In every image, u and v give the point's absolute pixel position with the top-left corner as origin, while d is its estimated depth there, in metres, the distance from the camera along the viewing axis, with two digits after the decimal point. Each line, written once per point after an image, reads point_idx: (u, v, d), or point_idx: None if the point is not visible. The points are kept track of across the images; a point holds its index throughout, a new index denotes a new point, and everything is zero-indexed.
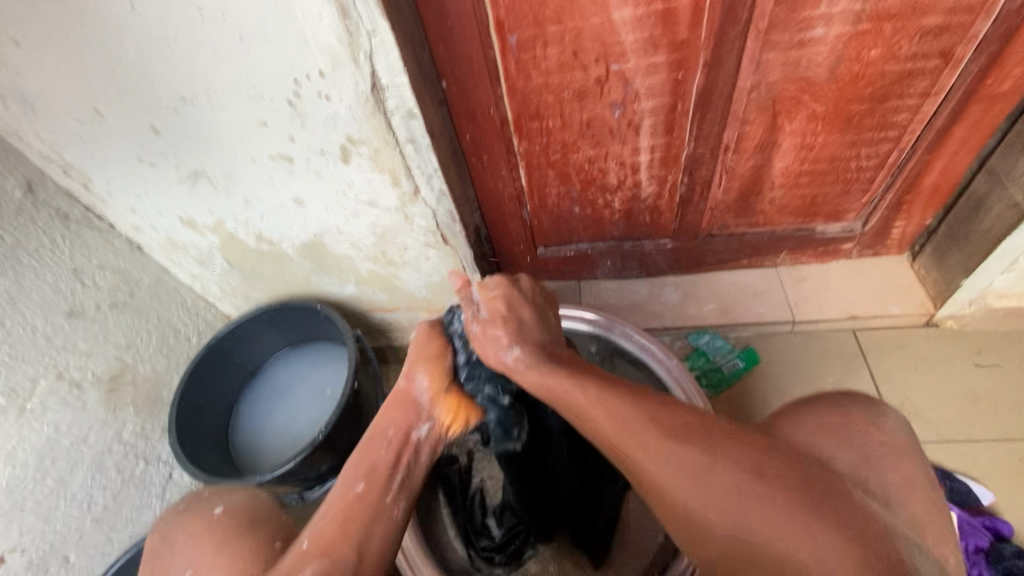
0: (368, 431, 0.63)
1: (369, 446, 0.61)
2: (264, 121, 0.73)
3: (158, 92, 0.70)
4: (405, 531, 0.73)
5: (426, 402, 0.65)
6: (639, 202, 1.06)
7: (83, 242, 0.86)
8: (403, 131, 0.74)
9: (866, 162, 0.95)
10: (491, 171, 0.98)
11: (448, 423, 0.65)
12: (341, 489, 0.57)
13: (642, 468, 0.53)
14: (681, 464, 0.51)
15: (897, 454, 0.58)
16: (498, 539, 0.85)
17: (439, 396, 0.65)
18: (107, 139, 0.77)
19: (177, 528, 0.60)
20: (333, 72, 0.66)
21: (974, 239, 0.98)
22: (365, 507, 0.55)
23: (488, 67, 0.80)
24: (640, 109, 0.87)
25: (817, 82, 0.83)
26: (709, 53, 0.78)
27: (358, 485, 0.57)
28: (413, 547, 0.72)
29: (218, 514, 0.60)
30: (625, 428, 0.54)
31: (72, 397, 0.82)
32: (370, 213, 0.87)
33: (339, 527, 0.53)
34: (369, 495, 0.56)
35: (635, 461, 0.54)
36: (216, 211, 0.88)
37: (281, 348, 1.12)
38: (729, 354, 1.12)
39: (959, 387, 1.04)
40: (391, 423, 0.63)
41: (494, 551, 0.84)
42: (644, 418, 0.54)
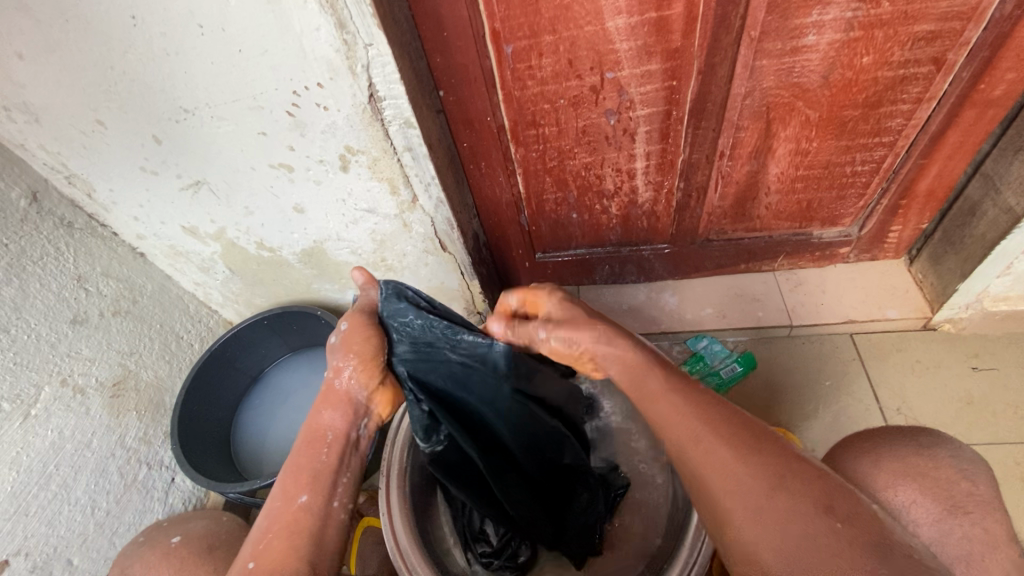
0: (308, 431, 0.62)
1: (309, 445, 0.61)
2: (264, 131, 0.74)
3: (160, 104, 0.71)
4: (399, 527, 0.73)
5: (362, 396, 0.64)
6: (637, 207, 1.07)
7: (87, 250, 0.88)
8: (400, 139, 0.75)
9: (862, 167, 0.96)
10: (488, 178, 0.99)
11: (383, 413, 0.66)
12: (285, 500, 0.58)
13: (689, 459, 0.55)
14: (727, 463, 0.53)
15: (958, 488, 0.65)
16: (495, 543, 0.82)
17: (375, 388, 0.65)
18: (111, 150, 0.78)
19: (139, 557, 0.78)
20: (331, 84, 0.67)
21: (970, 244, 0.98)
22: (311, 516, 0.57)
23: (484, 75, 0.81)
24: (635, 116, 0.88)
25: (810, 89, 0.83)
26: (702, 61, 0.79)
27: (301, 495, 0.58)
28: (407, 544, 0.72)
29: (175, 543, 0.79)
30: (683, 425, 0.56)
31: (76, 403, 0.83)
32: (369, 220, 0.88)
33: (286, 541, 0.55)
34: (314, 503, 0.58)
35: (684, 452, 0.55)
36: (218, 219, 0.90)
37: (283, 354, 1.13)
38: (727, 359, 1.12)
39: (956, 390, 1.04)
40: None
41: (492, 556, 0.81)
42: (689, 416, 0.56)
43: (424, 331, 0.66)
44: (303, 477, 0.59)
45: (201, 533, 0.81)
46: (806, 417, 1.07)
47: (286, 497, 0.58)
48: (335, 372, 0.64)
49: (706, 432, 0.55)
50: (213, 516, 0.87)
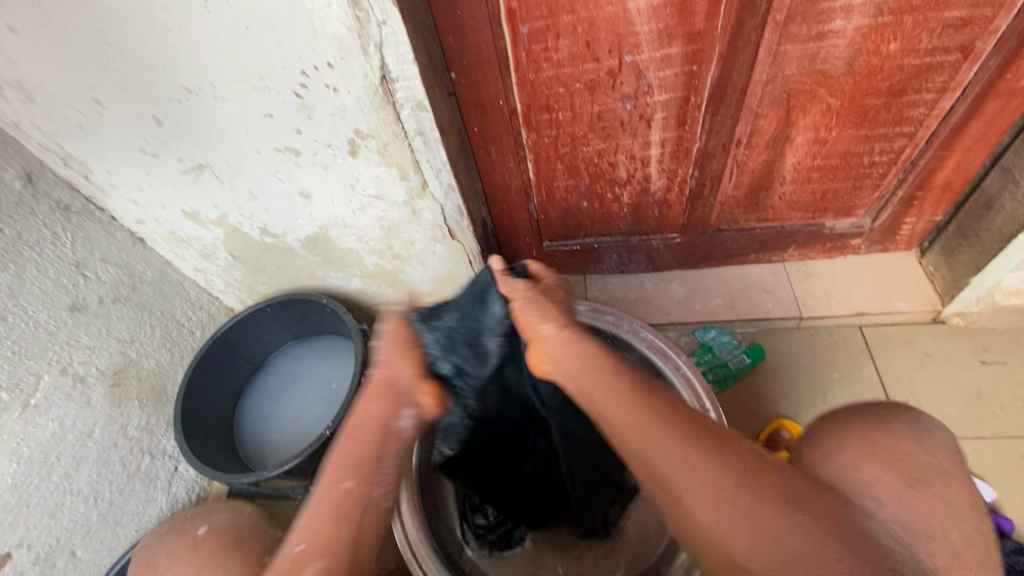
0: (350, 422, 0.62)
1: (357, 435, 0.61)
2: (270, 113, 0.71)
3: (161, 83, 0.68)
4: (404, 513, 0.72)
5: (406, 388, 0.65)
6: (648, 196, 1.04)
7: (85, 234, 0.85)
8: (411, 123, 0.72)
9: (879, 158, 0.94)
10: (499, 164, 0.97)
11: (429, 405, 0.66)
12: (329, 485, 0.57)
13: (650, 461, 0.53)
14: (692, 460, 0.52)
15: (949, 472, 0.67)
16: (492, 518, 0.84)
17: (417, 381, 0.66)
18: (109, 131, 0.75)
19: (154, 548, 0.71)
20: (342, 64, 0.64)
21: (985, 237, 0.97)
22: (352, 501, 0.56)
23: (498, 57, 0.78)
24: (652, 101, 0.85)
25: (833, 76, 0.81)
26: (725, 46, 0.77)
27: (347, 480, 0.57)
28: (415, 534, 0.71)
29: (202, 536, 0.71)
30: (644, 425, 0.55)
31: (77, 392, 0.81)
32: (377, 206, 0.85)
33: (332, 526, 0.54)
34: (360, 490, 0.57)
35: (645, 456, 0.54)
36: (220, 204, 0.87)
37: (286, 341, 1.11)
38: (734, 350, 1.11)
39: (963, 383, 1.04)
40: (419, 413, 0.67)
41: (486, 530, 0.83)
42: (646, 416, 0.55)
43: (450, 339, 0.73)
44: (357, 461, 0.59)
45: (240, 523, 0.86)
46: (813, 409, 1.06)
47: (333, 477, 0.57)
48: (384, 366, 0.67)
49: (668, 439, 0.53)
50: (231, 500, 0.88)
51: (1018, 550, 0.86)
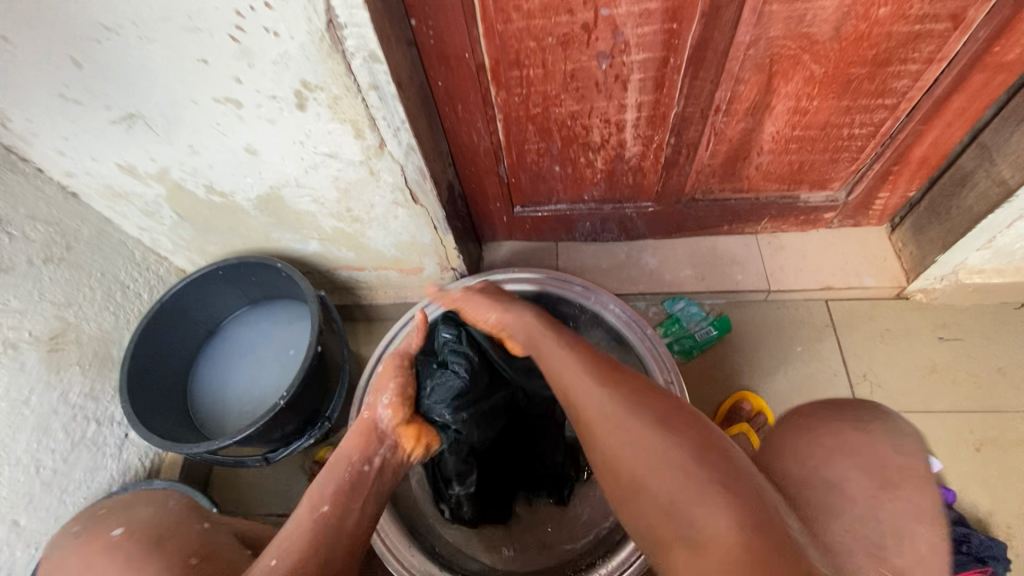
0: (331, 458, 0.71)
1: (329, 468, 0.69)
2: (204, 58, 0.64)
3: (76, 18, 0.60)
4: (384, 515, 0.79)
5: (391, 430, 0.76)
6: (623, 162, 1.00)
7: (6, 189, 0.77)
8: (364, 75, 0.66)
9: (859, 130, 0.91)
10: (466, 123, 0.91)
11: (411, 449, 0.76)
12: (307, 510, 0.62)
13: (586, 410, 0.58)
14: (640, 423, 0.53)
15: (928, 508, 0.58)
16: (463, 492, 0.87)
17: (400, 425, 0.77)
18: (20, 72, 0.66)
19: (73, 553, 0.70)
20: (281, 5, 0.57)
21: (955, 216, 0.96)
22: (329, 521, 0.60)
23: (463, 4, 0.71)
24: (628, 61, 0.80)
25: (819, 41, 0.76)
26: (707, 4, 0.71)
27: (324, 506, 0.62)
28: (391, 531, 0.79)
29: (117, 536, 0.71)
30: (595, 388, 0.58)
31: (8, 358, 0.76)
32: (331, 165, 0.80)
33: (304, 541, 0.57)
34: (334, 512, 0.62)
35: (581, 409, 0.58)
36: (159, 159, 0.80)
37: (241, 306, 1.06)
38: (702, 322, 1.12)
39: (920, 359, 1.06)
40: (352, 450, 0.71)
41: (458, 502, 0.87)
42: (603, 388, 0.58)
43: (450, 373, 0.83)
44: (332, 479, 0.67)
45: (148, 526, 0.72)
46: (773, 382, 1.08)
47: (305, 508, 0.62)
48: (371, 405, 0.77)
49: (610, 407, 0.55)
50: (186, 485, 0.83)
51: (955, 520, 0.90)
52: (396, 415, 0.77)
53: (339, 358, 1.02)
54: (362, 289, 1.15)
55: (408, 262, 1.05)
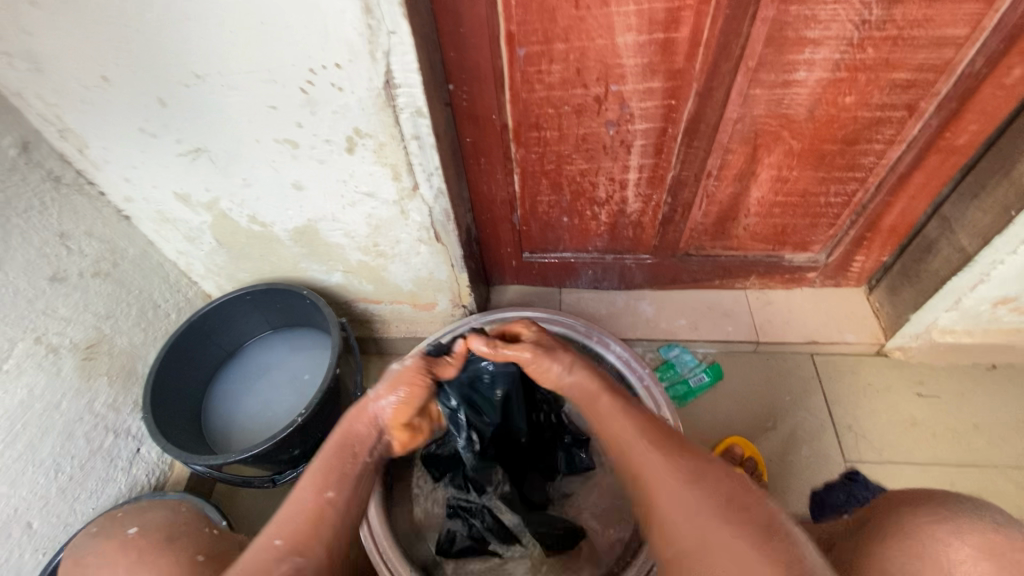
0: (337, 437, 0.69)
1: (337, 451, 0.68)
2: (274, 105, 0.74)
3: (172, 67, 0.71)
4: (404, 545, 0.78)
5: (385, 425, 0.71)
6: (625, 217, 1.11)
7: (72, 208, 0.85)
8: (409, 127, 0.77)
9: (834, 199, 1.03)
10: (487, 175, 1.02)
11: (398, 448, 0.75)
12: (306, 494, 0.63)
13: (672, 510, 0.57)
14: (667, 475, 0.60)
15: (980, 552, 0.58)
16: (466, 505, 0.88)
17: (394, 426, 0.72)
18: (112, 107, 0.76)
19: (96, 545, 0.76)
20: (349, 65, 0.68)
21: (924, 277, 1.06)
22: (335, 508, 0.62)
23: (495, 75, 0.84)
24: (633, 129, 0.92)
25: (797, 120, 0.89)
26: (701, 85, 0.84)
27: (276, 539, 0.58)
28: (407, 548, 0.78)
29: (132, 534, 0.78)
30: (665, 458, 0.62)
31: (49, 361, 0.81)
32: (367, 203, 0.89)
33: (307, 526, 0.60)
34: (338, 499, 0.63)
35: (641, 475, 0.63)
36: (213, 189, 0.89)
37: (263, 330, 1.12)
38: (695, 368, 1.19)
39: (900, 413, 1.12)
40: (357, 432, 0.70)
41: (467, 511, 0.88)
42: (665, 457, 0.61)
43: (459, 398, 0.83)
44: (331, 476, 0.65)
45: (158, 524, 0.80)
46: (764, 429, 1.12)
47: (262, 536, 0.59)
48: (375, 396, 0.71)
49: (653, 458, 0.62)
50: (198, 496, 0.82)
51: None
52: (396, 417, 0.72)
53: (351, 386, 1.05)
54: (376, 322, 1.21)
55: (423, 298, 1.12)
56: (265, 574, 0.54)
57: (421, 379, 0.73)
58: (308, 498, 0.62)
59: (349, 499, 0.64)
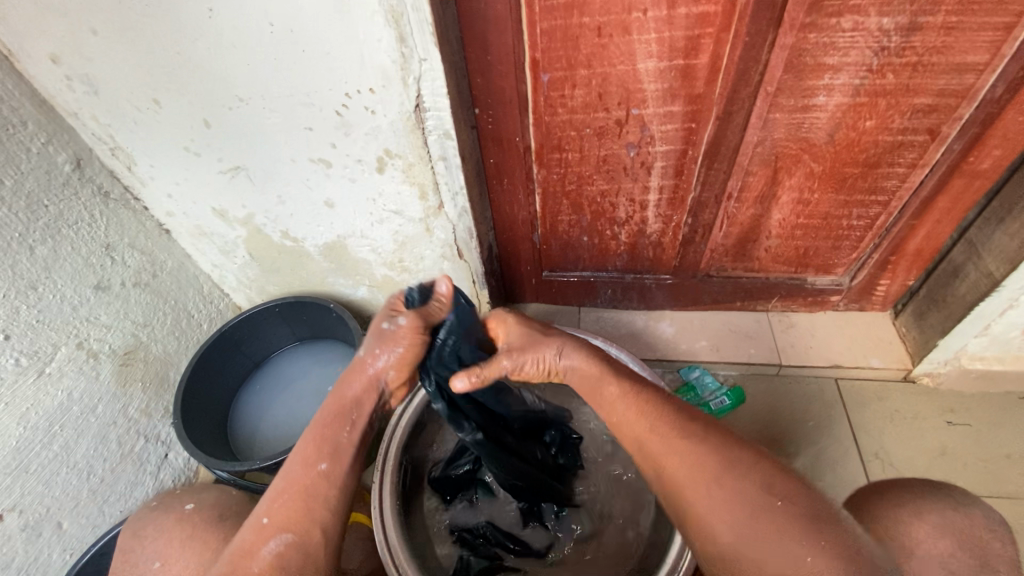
0: (330, 403, 0.69)
1: (335, 420, 0.68)
2: (310, 127, 0.79)
3: (217, 91, 0.75)
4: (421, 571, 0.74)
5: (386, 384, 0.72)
6: (645, 237, 1.12)
7: (118, 220, 0.90)
8: (436, 148, 0.80)
9: (857, 222, 1.03)
10: (509, 195, 1.05)
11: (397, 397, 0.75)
12: (302, 467, 0.64)
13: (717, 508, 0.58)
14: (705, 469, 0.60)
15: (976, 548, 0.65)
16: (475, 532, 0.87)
17: (397, 383, 0.72)
18: (160, 127, 0.82)
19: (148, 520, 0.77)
20: (382, 90, 0.72)
21: (951, 302, 1.04)
22: (320, 485, 0.63)
23: (519, 99, 0.87)
24: (653, 151, 0.94)
25: (817, 144, 0.90)
26: (721, 109, 0.86)
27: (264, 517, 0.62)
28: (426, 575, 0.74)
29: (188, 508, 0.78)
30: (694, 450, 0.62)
31: (88, 366, 0.86)
32: (394, 221, 0.92)
33: (299, 502, 0.62)
34: (331, 473, 0.64)
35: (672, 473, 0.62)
36: (249, 205, 0.93)
37: (290, 342, 1.16)
38: (716, 392, 1.17)
39: (929, 441, 1.09)
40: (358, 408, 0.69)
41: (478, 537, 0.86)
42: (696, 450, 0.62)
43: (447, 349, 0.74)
44: (325, 448, 0.66)
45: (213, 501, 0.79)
46: (786, 453, 1.10)
47: (257, 511, 0.63)
48: (373, 357, 0.70)
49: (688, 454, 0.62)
50: (223, 487, 0.83)
51: None
52: (397, 377, 0.72)
53: None
54: None
55: None
56: (250, 554, 0.59)
57: (418, 337, 0.70)
58: (298, 473, 0.64)
59: (339, 476, 0.65)
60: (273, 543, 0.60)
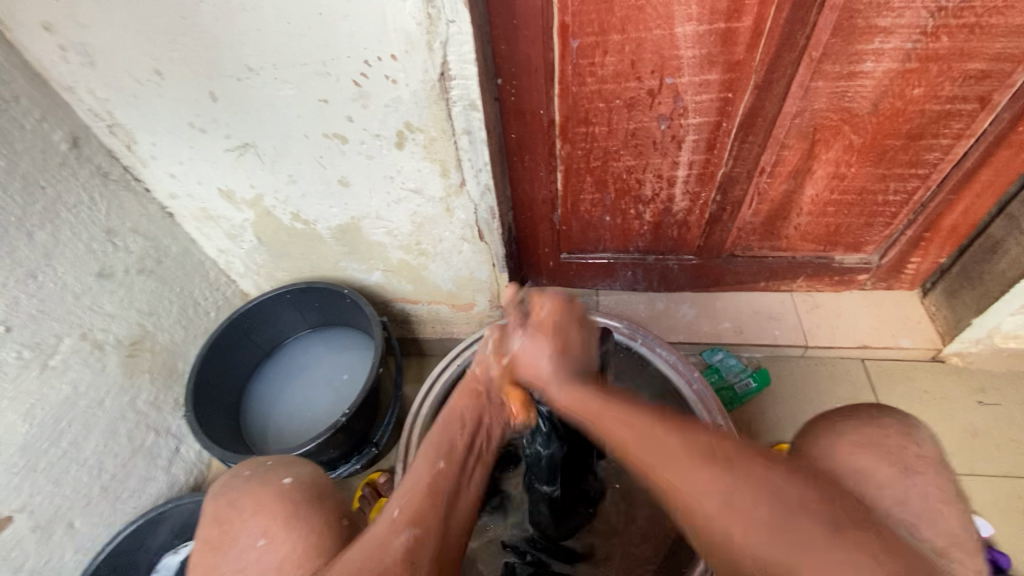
0: (445, 414, 0.71)
1: (445, 428, 0.69)
2: (326, 99, 0.73)
3: (224, 60, 0.69)
4: None
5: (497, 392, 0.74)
6: (670, 216, 1.08)
7: (120, 203, 0.85)
8: (461, 121, 0.75)
9: (893, 197, 0.99)
10: (531, 172, 0.99)
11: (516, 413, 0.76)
12: (425, 466, 0.64)
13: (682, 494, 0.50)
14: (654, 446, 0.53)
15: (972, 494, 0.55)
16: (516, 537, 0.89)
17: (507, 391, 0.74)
18: (163, 103, 0.76)
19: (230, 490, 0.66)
20: (406, 57, 0.67)
21: (988, 280, 1.01)
22: (447, 480, 0.62)
23: (546, 67, 0.81)
24: (685, 124, 0.89)
25: (859, 114, 0.86)
26: (761, 77, 0.81)
27: (395, 510, 0.57)
28: None
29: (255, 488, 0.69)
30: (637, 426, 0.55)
31: (94, 358, 0.81)
32: (413, 200, 0.87)
33: (424, 500, 0.59)
34: (448, 472, 0.63)
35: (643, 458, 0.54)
36: (258, 185, 0.88)
37: (301, 330, 1.12)
38: (741, 373, 1.14)
39: (960, 421, 1.07)
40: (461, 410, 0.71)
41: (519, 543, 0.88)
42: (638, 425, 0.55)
43: None
44: (442, 448, 0.66)
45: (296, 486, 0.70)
46: None
47: (384, 510, 0.58)
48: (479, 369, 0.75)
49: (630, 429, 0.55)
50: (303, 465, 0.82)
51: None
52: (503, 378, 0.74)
53: (391, 389, 1.03)
54: (413, 323, 1.20)
55: (461, 298, 1.10)
56: (383, 544, 0.53)
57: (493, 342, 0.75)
58: (422, 471, 0.63)
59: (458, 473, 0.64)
60: (406, 537, 0.54)
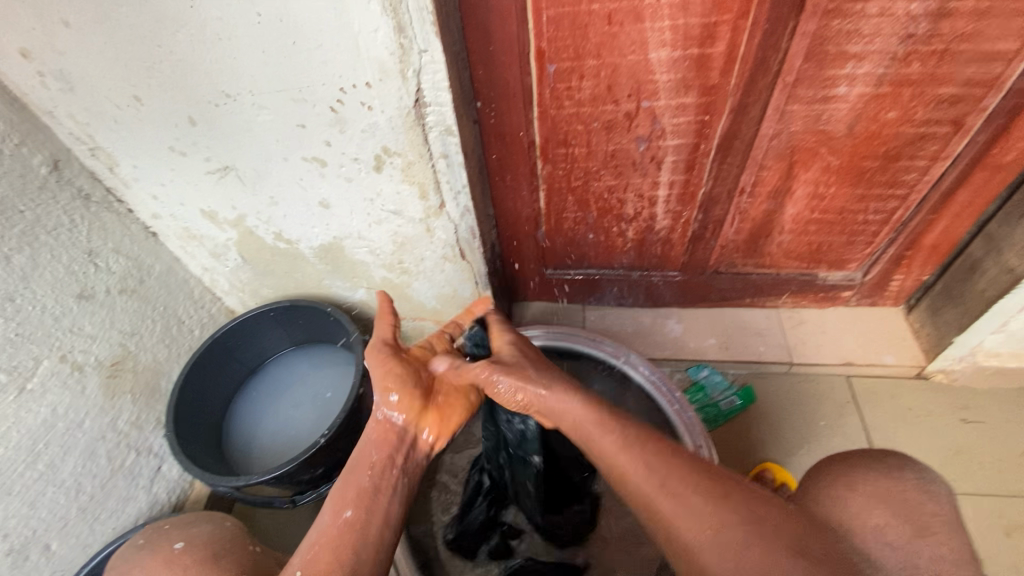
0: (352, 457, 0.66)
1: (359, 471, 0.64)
2: (302, 124, 0.74)
3: (203, 87, 0.70)
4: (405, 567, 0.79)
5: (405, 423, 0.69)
6: (653, 233, 1.08)
7: (102, 225, 0.86)
8: (438, 146, 0.76)
9: (873, 217, 0.99)
10: (513, 191, 1.00)
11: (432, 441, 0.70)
12: (329, 517, 0.59)
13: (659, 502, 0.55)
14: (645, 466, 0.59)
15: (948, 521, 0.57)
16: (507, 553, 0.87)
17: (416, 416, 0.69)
18: (143, 126, 0.77)
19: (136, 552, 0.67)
20: (380, 84, 0.67)
21: (969, 298, 1.01)
22: (355, 531, 0.58)
23: (523, 91, 0.82)
24: (664, 145, 0.90)
25: (836, 136, 0.86)
26: (736, 100, 0.81)
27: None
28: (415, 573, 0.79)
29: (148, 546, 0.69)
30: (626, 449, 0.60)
31: (73, 380, 0.81)
32: (393, 221, 0.88)
33: (330, 556, 0.55)
34: (357, 521, 0.59)
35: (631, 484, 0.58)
36: (239, 206, 0.88)
37: (285, 347, 1.12)
38: (726, 391, 1.12)
39: (943, 438, 1.07)
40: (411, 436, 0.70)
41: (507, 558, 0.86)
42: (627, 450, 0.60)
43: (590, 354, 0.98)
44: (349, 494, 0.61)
45: (205, 539, 0.67)
46: (798, 454, 1.08)
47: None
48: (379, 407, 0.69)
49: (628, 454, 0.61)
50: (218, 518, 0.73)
51: None
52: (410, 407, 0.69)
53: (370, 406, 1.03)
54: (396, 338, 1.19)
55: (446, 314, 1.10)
56: None
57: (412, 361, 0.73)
58: (326, 522, 0.59)
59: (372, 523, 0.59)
60: None
